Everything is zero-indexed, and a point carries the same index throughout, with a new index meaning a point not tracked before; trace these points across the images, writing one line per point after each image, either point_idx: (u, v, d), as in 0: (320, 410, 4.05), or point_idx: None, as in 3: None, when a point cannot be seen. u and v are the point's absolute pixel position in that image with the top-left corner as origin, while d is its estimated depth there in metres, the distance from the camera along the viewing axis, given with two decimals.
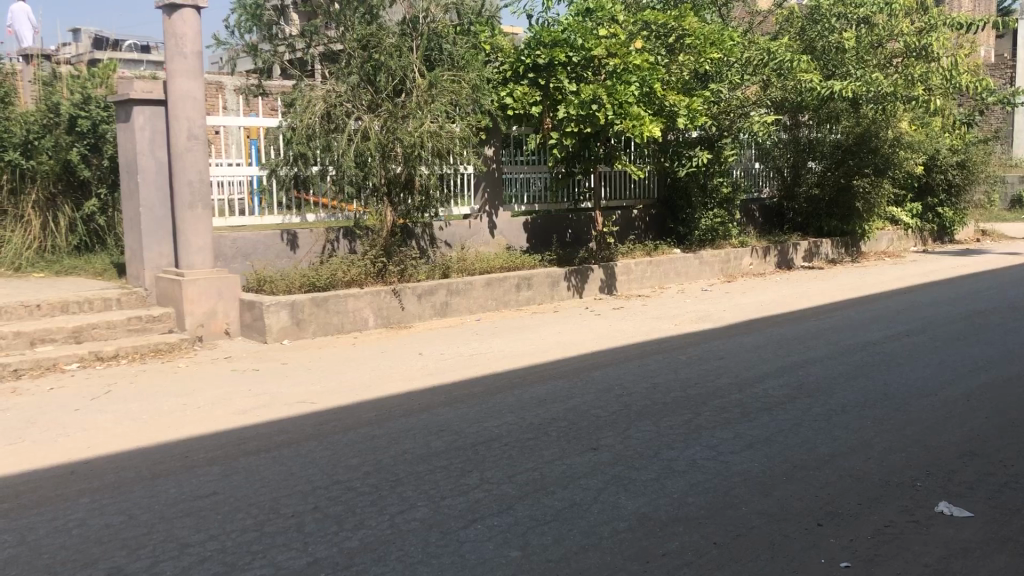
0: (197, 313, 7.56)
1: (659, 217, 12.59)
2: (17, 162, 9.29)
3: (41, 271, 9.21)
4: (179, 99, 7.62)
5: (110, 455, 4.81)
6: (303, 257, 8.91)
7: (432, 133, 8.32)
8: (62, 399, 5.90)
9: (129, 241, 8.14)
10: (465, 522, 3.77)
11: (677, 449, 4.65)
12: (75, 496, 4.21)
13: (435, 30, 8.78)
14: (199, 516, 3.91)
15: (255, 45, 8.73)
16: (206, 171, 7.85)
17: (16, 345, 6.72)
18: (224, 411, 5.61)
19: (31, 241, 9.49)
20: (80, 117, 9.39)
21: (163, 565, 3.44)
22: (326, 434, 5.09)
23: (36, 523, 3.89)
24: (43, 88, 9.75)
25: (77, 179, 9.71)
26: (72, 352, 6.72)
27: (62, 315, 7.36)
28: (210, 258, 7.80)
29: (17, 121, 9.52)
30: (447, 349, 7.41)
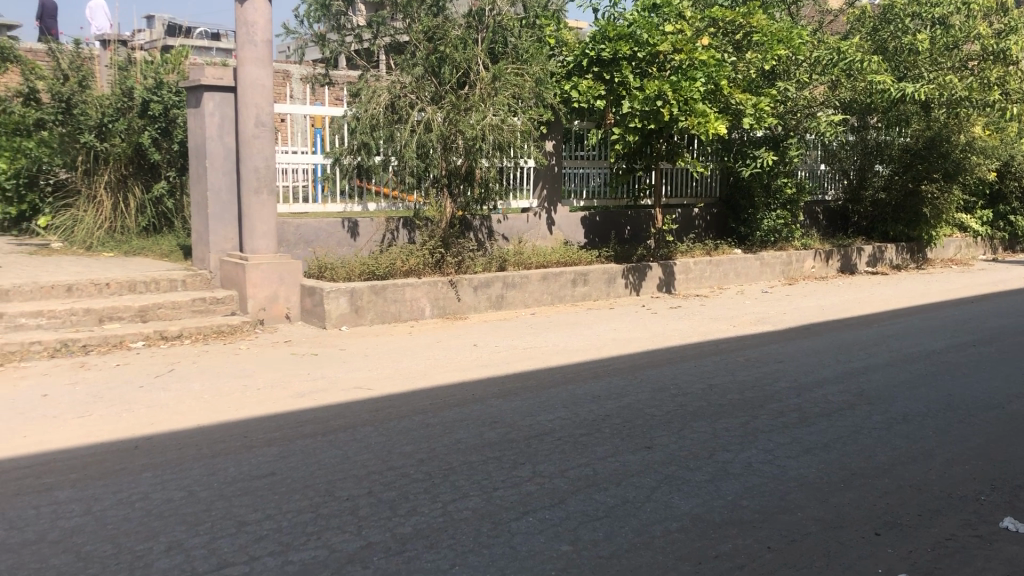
0: (259, 297, 7.71)
1: (721, 216, 12.52)
2: (92, 144, 9.54)
3: (110, 250, 9.46)
4: (248, 87, 7.76)
5: (173, 432, 4.93)
6: (364, 245, 8.99)
7: (494, 126, 8.21)
8: (129, 375, 6.08)
9: (196, 224, 8.31)
10: (517, 514, 3.78)
11: (732, 451, 4.60)
12: (139, 470, 4.34)
13: (500, 22, 8.83)
14: (257, 495, 3.99)
15: (324, 35, 8.95)
16: (272, 158, 7.96)
17: (85, 322, 6.97)
18: (283, 394, 5.71)
19: (102, 222, 9.75)
20: (153, 102, 9.69)
21: (222, 542, 3.52)
22: (382, 420, 5.15)
23: (102, 495, 4.02)
24: (118, 73, 10.01)
25: (148, 162, 9.94)
26: (138, 331, 6.92)
27: (130, 294, 7.57)
28: (273, 243, 7.94)
29: (93, 105, 9.71)
30: (502, 341, 7.43)
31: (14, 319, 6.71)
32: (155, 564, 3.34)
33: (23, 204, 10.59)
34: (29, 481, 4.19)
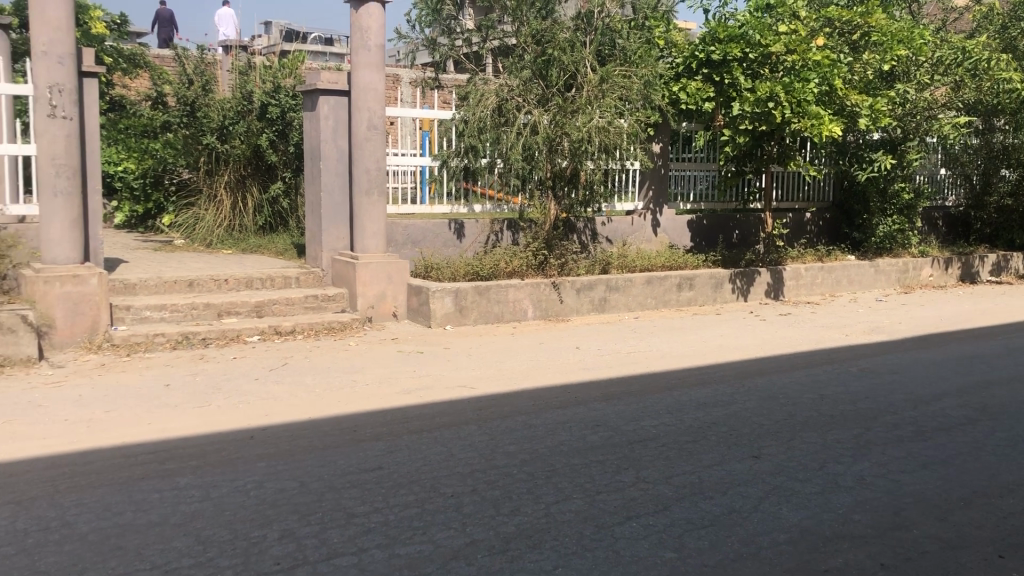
0: (369, 295, 7.90)
1: (833, 221, 12.18)
2: (213, 146, 9.96)
3: (229, 248, 9.84)
4: (361, 91, 7.97)
5: (285, 423, 5.11)
6: (469, 246, 9.07)
7: (600, 128, 8.21)
8: (245, 368, 6.32)
9: (310, 223, 8.57)
10: (621, 519, 3.76)
11: (844, 464, 4.46)
12: (254, 459, 4.50)
13: (609, 24, 8.82)
14: (365, 489, 4.09)
15: (434, 39, 9.13)
16: (383, 160, 8.15)
17: (205, 316, 7.30)
18: (389, 390, 5.83)
19: (222, 220, 10.13)
20: (271, 106, 10.10)
21: (331, 533, 3.62)
22: (486, 419, 5.20)
23: (220, 482, 4.19)
24: (239, 77, 10.43)
25: (265, 164, 10.29)
26: (254, 326, 7.18)
27: (247, 290, 7.88)
28: (383, 243, 8.13)
29: (215, 108, 10.16)
30: (606, 345, 7.39)
31: (140, 312, 7.09)
32: (268, 551, 3.46)
33: (149, 203, 11.14)
34: (153, 466, 4.41)
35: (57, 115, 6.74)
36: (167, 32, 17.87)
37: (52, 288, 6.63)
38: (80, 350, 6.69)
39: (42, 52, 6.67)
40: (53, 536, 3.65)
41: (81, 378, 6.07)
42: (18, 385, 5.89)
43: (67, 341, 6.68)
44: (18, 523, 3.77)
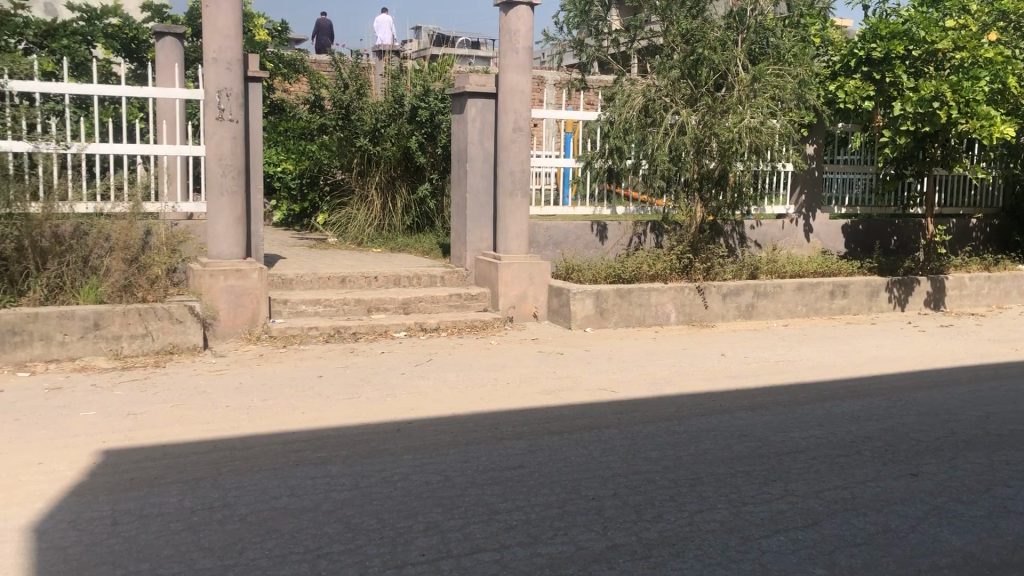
0: (510, 295, 7.99)
1: (1003, 229, 11.48)
2: (366, 148, 10.31)
3: (378, 246, 10.16)
4: (508, 93, 8.05)
5: (430, 418, 5.22)
6: (611, 248, 9.02)
7: (752, 128, 7.97)
8: (392, 363, 6.51)
9: (456, 223, 8.73)
10: (768, 531, 3.65)
11: (1014, 487, 4.16)
12: (401, 451, 4.63)
13: (762, 22, 8.60)
14: (507, 486, 4.13)
15: (581, 40, 9.23)
16: (528, 161, 8.21)
17: (356, 311, 7.59)
18: (531, 390, 5.87)
19: (372, 219, 10.48)
20: (421, 108, 10.38)
21: (474, 528, 3.67)
22: (628, 423, 5.15)
23: (368, 472, 4.33)
24: (391, 81, 10.79)
25: (414, 165, 10.56)
26: (401, 322, 7.40)
27: (394, 287, 8.12)
28: (526, 244, 8.20)
29: (368, 111, 10.54)
30: (752, 352, 7.19)
31: (296, 306, 7.43)
32: (413, 542, 3.54)
33: (305, 202, 11.64)
34: (306, 454, 4.60)
35: (225, 119, 7.14)
36: (323, 43, 18.66)
37: (217, 281, 7.04)
38: (240, 340, 7.07)
39: (213, 59, 7.08)
40: (216, 515, 3.86)
41: (241, 367, 6.41)
42: (185, 371, 6.28)
43: (230, 331, 7.09)
44: (185, 501, 4.01)
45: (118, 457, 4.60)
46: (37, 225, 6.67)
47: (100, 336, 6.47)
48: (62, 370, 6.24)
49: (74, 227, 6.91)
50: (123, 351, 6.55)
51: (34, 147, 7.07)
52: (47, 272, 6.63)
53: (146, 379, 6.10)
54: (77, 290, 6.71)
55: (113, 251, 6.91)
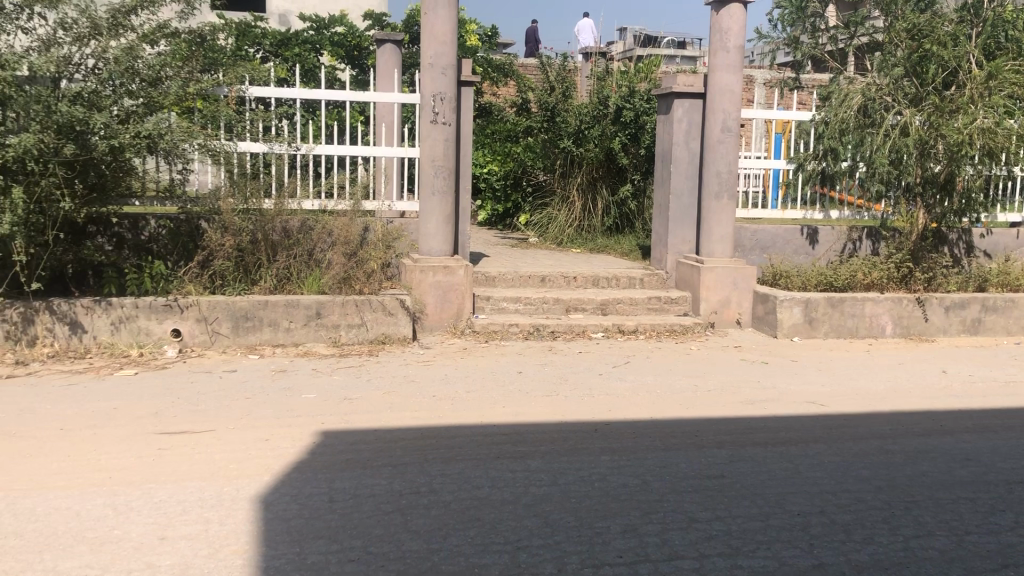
0: (712, 300, 7.84)
1: None
2: (570, 149, 10.42)
3: (578, 247, 10.24)
4: (718, 92, 7.90)
5: (628, 420, 5.21)
6: (822, 254, 8.65)
7: (985, 129, 7.24)
8: (590, 363, 6.55)
9: (658, 225, 8.64)
10: (995, 565, 3.37)
11: None
12: (599, 452, 4.64)
13: (1001, 14, 7.84)
14: (707, 494, 4.05)
15: (796, 38, 9.06)
16: (736, 163, 8.00)
17: (555, 310, 7.70)
18: (732, 398, 5.72)
19: (573, 220, 10.58)
20: (626, 109, 10.34)
21: (672, 534, 3.63)
22: (837, 439, 4.91)
23: (567, 470, 4.38)
24: (597, 83, 10.85)
25: (617, 166, 10.56)
26: (600, 323, 7.44)
27: (594, 288, 8.16)
28: (730, 248, 8.01)
29: (573, 113, 10.65)
30: (978, 370, 6.66)
31: (498, 303, 7.64)
32: (612, 543, 3.55)
33: (508, 203, 11.90)
34: (506, 448, 4.71)
35: (438, 122, 7.44)
36: (529, 51, 19.11)
37: (426, 277, 7.34)
38: (445, 334, 7.36)
39: (429, 64, 7.40)
40: (423, 500, 4.04)
41: (446, 359, 6.66)
42: (395, 361, 6.61)
43: (436, 325, 7.40)
44: (394, 485, 4.22)
45: (335, 438, 4.92)
46: (270, 220, 7.28)
47: (320, 325, 6.93)
48: (287, 354, 6.73)
49: (301, 223, 7.45)
50: (341, 338, 6.98)
51: (269, 148, 7.62)
52: (276, 264, 7.20)
53: (360, 366, 6.47)
54: (302, 281, 7.25)
55: (334, 246, 7.41)
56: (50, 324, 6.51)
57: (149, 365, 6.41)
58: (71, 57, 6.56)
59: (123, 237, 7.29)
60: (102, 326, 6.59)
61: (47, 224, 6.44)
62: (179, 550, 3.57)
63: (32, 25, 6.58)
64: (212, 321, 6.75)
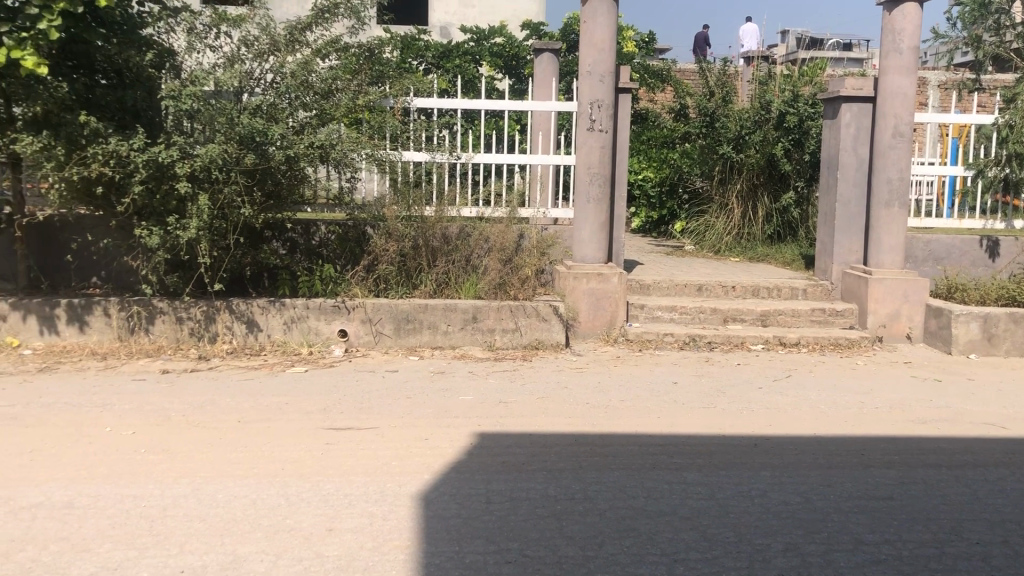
0: (880, 313, 7.49)
1: None
2: (729, 155, 10.20)
3: (737, 255, 10.00)
4: (889, 96, 7.55)
5: (789, 436, 5.05)
6: (1004, 267, 8.08)
7: None
8: (749, 375, 6.38)
9: (822, 234, 8.32)
10: None
11: None
12: (759, 467, 4.52)
13: None
14: (875, 517, 3.87)
15: (979, 37, 8.55)
16: (909, 170, 7.61)
17: (712, 320, 7.56)
18: (902, 417, 5.44)
19: (732, 227, 10.35)
20: (789, 114, 10.04)
21: (837, 556, 3.49)
22: (1021, 465, 4.58)
23: (725, 484, 4.29)
24: (758, 88, 10.68)
25: (779, 172, 10.26)
26: (759, 334, 7.25)
27: (753, 298, 7.96)
28: (901, 259, 7.63)
29: (734, 119, 10.47)
30: None
31: (652, 311, 7.57)
32: (772, 561, 3.46)
33: (664, 210, 11.76)
34: (661, 458, 4.67)
35: (596, 129, 7.46)
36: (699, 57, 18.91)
37: (580, 284, 7.37)
38: (599, 341, 7.36)
39: (587, 72, 7.43)
40: (578, 507, 4.05)
41: (600, 366, 6.66)
42: (549, 367, 6.66)
43: (590, 332, 7.40)
44: (550, 490, 4.26)
45: (492, 440, 5.01)
46: (431, 227, 7.52)
47: (477, 329, 7.09)
48: (445, 356, 6.92)
49: (460, 229, 7.63)
50: (496, 343, 7.10)
51: (431, 157, 7.86)
52: (435, 269, 7.45)
53: (515, 371, 6.56)
54: (460, 285, 7.47)
55: (491, 252, 7.53)
56: (230, 322, 6.97)
57: (317, 362, 6.75)
58: (253, 71, 7.06)
59: (296, 241, 7.68)
60: (275, 325, 6.98)
61: (229, 229, 6.84)
62: (346, 541, 3.73)
63: (218, 43, 7.09)
64: (376, 322, 7.03)
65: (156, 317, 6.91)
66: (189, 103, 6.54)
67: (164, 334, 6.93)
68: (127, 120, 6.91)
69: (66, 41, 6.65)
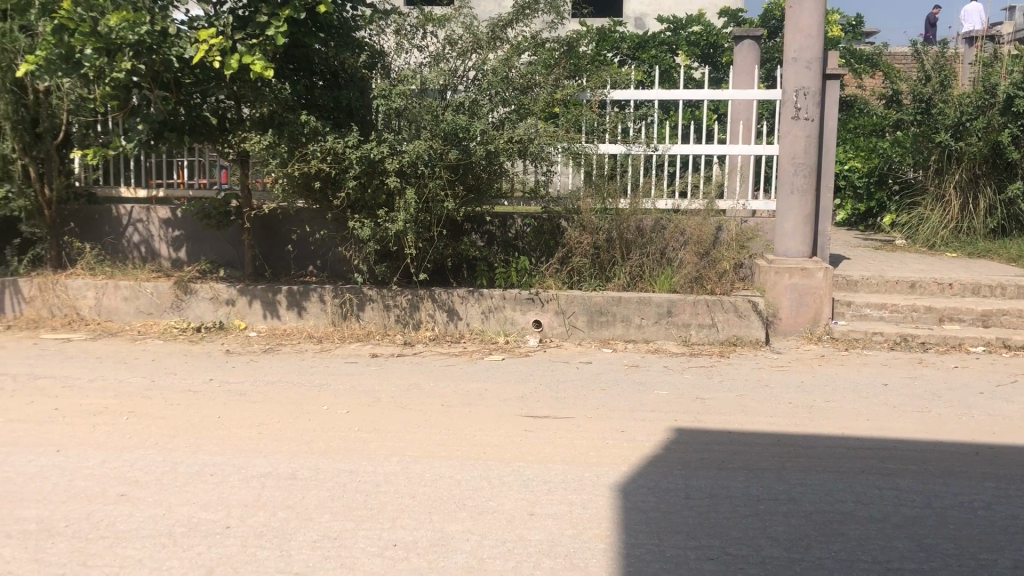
0: None
1: None
2: (948, 144, 9.50)
3: (953, 251, 9.40)
4: None
5: (1016, 446, 4.67)
6: None
7: None
8: (968, 379, 5.96)
9: None
10: None
11: None
12: (982, 477, 4.22)
13: None
14: None
15: None
16: None
17: (925, 320, 7.12)
18: None
19: (949, 221, 9.71)
20: (1019, 97, 9.26)
21: None
22: None
23: (945, 493, 4.03)
24: (982, 70, 9.92)
25: (1005, 161, 9.49)
26: (979, 336, 6.76)
27: (973, 297, 7.41)
28: None
29: (953, 104, 9.70)
30: None
31: (860, 309, 7.22)
32: None
33: (872, 201, 11.19)
34: (871, 463, 4.45)
35: (801, 117, 7.18)
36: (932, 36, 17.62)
37: (781, 279, 7.12)
38: (801, 339, 7.10)
39: (792, 59, 7.18)
40: (782, 507, 3.94)
41: (802, 365, 6.44)
42: (747, 364, 6.50)
43: (791, 329, 7.15)
44: (752, 489, 4.16)
45: (689, 436, 4.95)
46: (625, 219, 7.51)
47: (672, 323, 7.01)
48: (639, 350, 6.90)
49: (655, 221, 7.58)
50: (692, 338, 7.00)
51: (627, 149, 7.81)
52: (630, 261, 7.44)
53: (712, 366, 6.45)
54: (654, 279, 7.42)
55: (687, 245, 7.43)
56: (432, 311, 7.26)
57: (513, 351, 6.92)
58: (457, 69, 7.37)
59: (493, 234, 7.90)
60: (474, 314, 7.22)
61: (433, 222, 7.12)
62: (547, 526, 3.81)
63: (425, 43, 7.44)
64: (570, 314, 7.11)
65: (366, 304, 7.31)
66: (398, 101, 6.91)
67: (373, 320, 7.32)
68: (341, 119, 7.35)
69: (289, 47, 7.08)
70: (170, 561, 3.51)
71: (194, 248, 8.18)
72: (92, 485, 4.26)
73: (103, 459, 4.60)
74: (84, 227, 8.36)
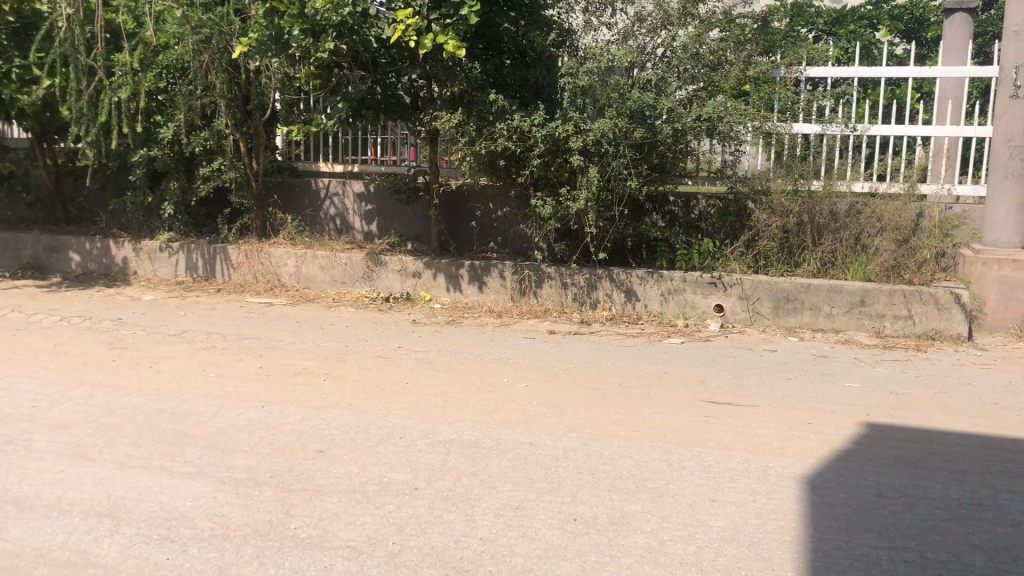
0: None
1: None
2: None
3: None
4: None
5: None
6: None
7: None
8: None
9: None
10: None
11: None
12: None
13: None
14: None
15: None
16: None
17: None
18: None
19: None
20: None
21: None
22: None
23: None
24: None
25: None
26: None
27: None
28: None
29: None
30: None
31: None
32: None
33: None
34: None
35: (1021, 95, 6.61)
36: None
37: (990, 270, 6.62)
38: (1008, 336, 6.59)
39: (1014, 32, 6.58)
40: (987, 514, 3.68)
41: (1010, 363, 5.97)
42: (948, 359, 6.10)
43: (998, 325, 6.66)
44: (952, 492, 3.91)
45: (882, 432, 4.71)
46: (817, 203, 7.20)
47: (864, 312, 6.67)
48: (827, 340, 6.62)
49: (850, 205, 7.18)
50: (885, 329, 6.64)
51: (822, 128, 7.53)
52: (821, 247, 7.11)
53: (908, 360, 6.10)
54: (847, 266, 7.03)
55: (885, 231, 7.02)
56: (610, 291, 7.26)
57: (692, 335, 6.80)
58: (645, 46, 7.29)
59: (675, 215, 7.78)
60: (653, 296, 7.15)
61: (614, 201, 7.07)
62: (730, 514, 3.74)
63: (613, 20, 7.46)
64: (754, 299, 6.91)
65: (544, 281, 7.38)
66: (585, 79, 6.94)
67: (551, 297, 7.39)
68: (528, 97, 7.45)
69: (479, 27, 7.20)
70: (364, 517, 3.70)
71: (385, 222, 8.54)
72: (293, 440, 4.55)
73: (303, 417, 4.91)
74: (286, 199, 8.92)
